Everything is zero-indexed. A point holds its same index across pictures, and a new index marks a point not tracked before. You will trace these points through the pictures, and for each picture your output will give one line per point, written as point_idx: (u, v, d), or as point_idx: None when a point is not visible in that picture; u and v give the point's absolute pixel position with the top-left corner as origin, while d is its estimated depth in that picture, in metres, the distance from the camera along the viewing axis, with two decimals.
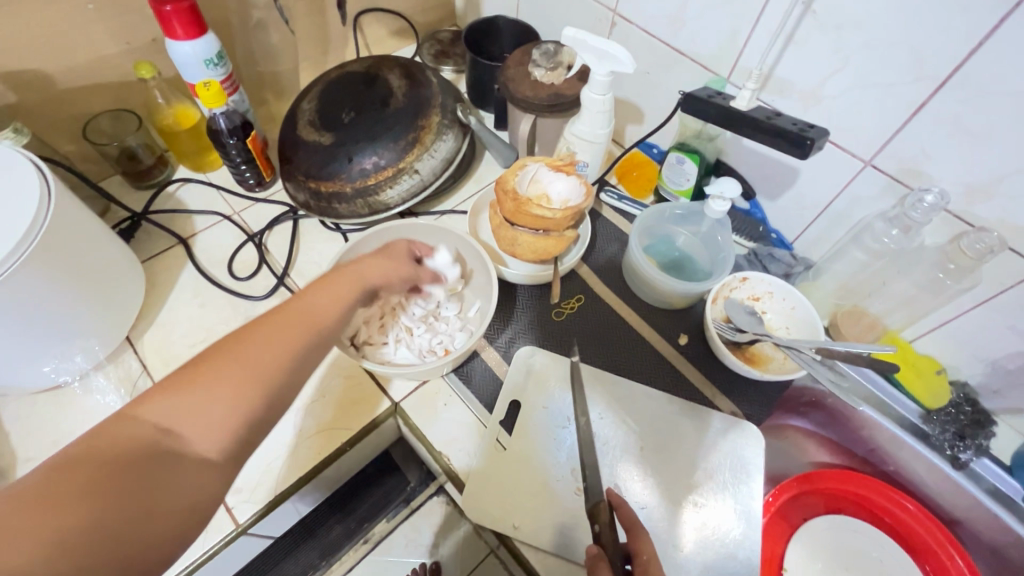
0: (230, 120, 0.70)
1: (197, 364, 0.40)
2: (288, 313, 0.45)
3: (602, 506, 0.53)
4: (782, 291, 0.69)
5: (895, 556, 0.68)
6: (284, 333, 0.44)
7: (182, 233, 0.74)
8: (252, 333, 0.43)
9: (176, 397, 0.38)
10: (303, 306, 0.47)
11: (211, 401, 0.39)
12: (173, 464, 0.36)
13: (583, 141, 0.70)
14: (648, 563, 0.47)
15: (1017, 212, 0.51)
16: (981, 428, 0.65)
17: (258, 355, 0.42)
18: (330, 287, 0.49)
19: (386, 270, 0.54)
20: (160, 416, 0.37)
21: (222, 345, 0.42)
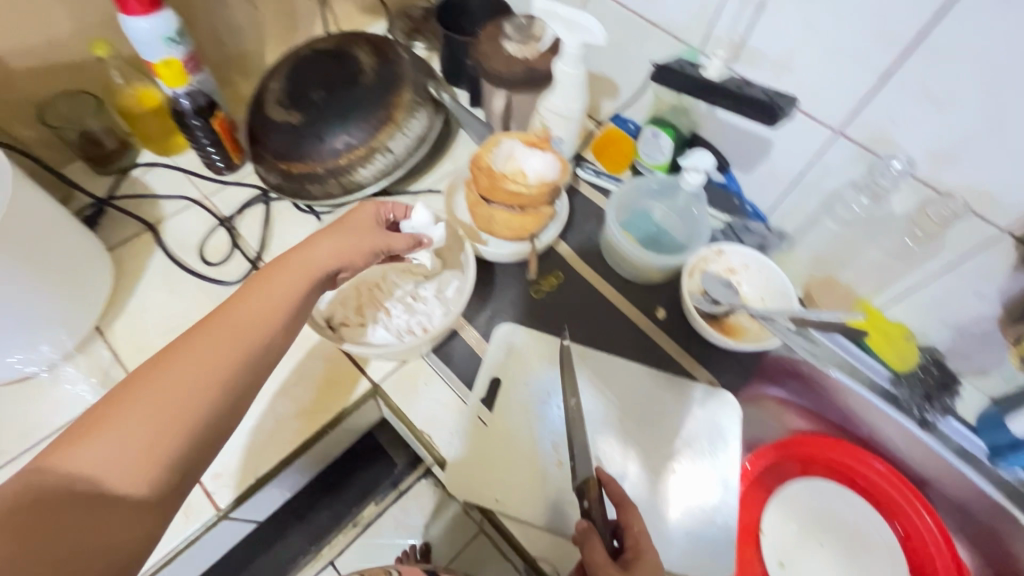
0: (194, 100, 0.68)
1: (118, 400, 0.40)
2: (216, 332, 0.44)
3: (592, 482, 0.52)
4: (757, 263, 0.71)
5: (867, 517, 0.70)
6: (213, 353, 0.43)
7: (149, 219, 0.72)
8: (178, 358, 0.42)
9: (96, 440, 0.38)
10: (230, 321, 0.45)
11: (135, 439, 0.38)
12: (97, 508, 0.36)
13: (558, 115, 0.69)
14: (637, 537, 0.49)
15: (980, 178, 0.53)
16: (947, 390, 0.67)
17: (181, 381, 0.41)
18: (261, 297, 0.48)
19: (330, 264, 0.52)
20: (83, 458, 0.37)
21: (143, 375, 0.41)
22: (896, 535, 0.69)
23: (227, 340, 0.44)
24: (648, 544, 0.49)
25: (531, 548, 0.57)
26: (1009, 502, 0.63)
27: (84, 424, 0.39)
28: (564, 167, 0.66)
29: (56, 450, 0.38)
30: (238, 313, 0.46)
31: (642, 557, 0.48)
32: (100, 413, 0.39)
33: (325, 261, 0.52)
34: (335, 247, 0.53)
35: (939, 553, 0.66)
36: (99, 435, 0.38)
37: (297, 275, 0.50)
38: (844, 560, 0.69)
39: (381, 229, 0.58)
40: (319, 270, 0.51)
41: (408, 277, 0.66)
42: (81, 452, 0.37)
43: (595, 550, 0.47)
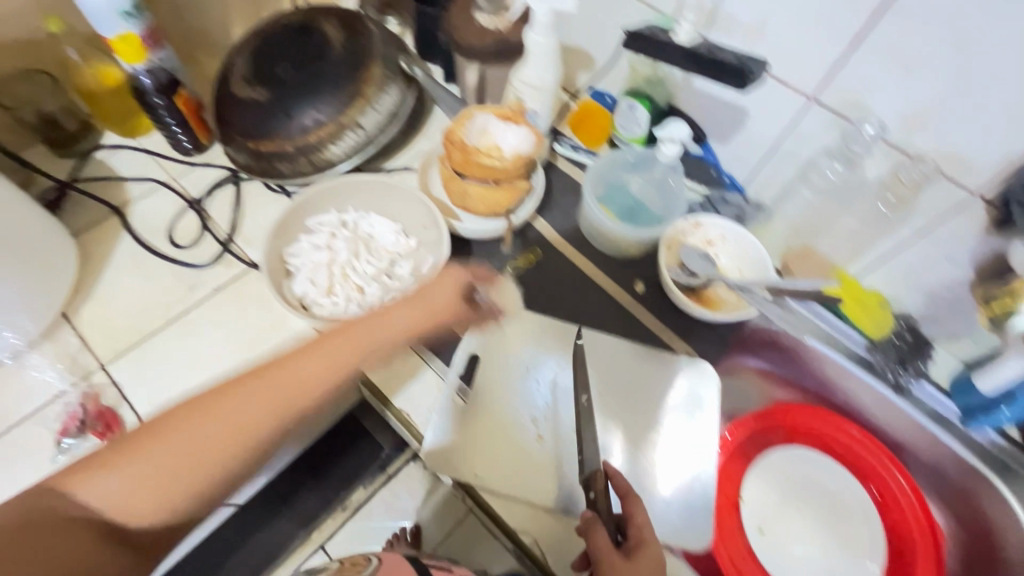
0: (155, 78, 0.66)
1: (156, 440, 0.46)
2: (253, 396, 0.48)
3: (598, 474, 0.54)
4: (735, 234, 0.71)
5: (844, 482, 0.72)
6: (237, 421, 0.47)
7: (115, 202, 0.70)
8: (215, 413, 0.47)
9: (123, 474, 0.44)
10: (270, 389, 0.49)
11: (145, 489, 0.44)
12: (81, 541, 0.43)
13: (531, 87, 0.68)
14: (642, 529, 0.50)
15: (950, 141, 0.53)
16: (920, 353, 0.68)
17: (204, 436, 0.46)
18: (306, 366, 0.50)
19: (382, 342, 0.55)
20: (105, 494, 0.44)
21: (185, 424, 0.46)
22: (872, 499, 0.70)
23: (259, 412, 0.48)
24: (654, 541, 0.49)
25: (513, 522, 0.57)
26: (981, 464, 0.64)
27: (126, 451, 0.45)
28: (539, 140, 0.65)
29: (94, 470, 0.44)
30: (280, 379, 0.50)
31: (646, 550, 0.48)
32: (140, 448, 0.45)
33: (378, 340, 0.55)
34: (393, 325, 0.56)
35: (913, 513, 0.67)
36: (128, 471, 0.44)
37: (348, 350, 0.52)
38: (821, 526, 0.70)
39: (457, 302, 0.60)
40: (372, 347, 0.54)
41: (385, 255, 0.66)
42: (109, 487, 0.44)
43: (599, 538, 0.49)
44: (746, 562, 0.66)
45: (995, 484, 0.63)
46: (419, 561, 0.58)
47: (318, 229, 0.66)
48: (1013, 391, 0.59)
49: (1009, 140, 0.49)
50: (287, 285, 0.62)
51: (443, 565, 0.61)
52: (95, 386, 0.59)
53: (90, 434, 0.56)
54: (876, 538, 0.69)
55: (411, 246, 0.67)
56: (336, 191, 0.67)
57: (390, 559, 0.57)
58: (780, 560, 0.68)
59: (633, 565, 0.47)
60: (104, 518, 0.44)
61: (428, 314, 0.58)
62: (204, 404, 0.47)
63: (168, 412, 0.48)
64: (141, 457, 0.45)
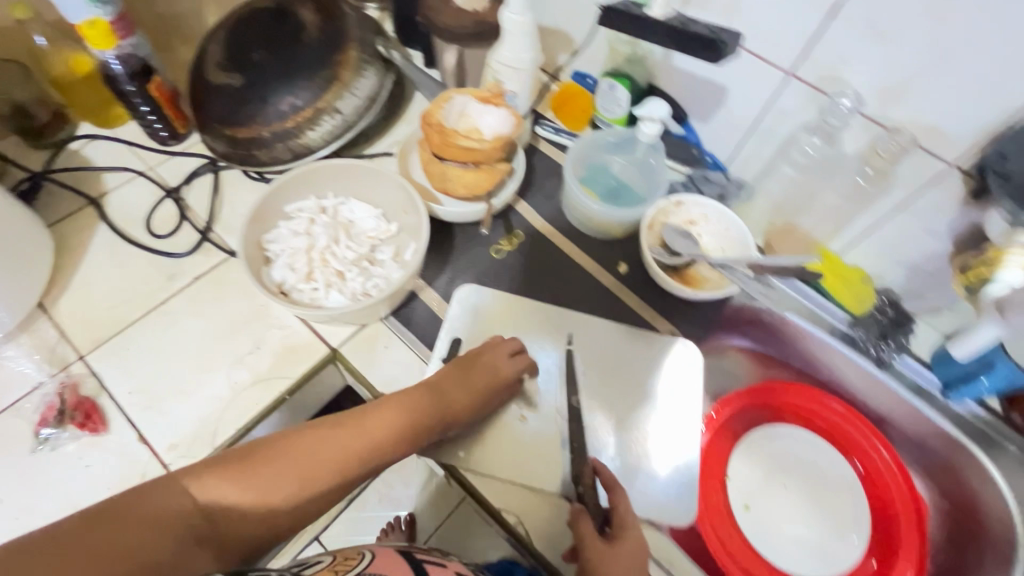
0: (127, 65, 0.65)
1: (258, 458, 0.44)
2: (350, 434, 0.49)
3: (585, 470, 0.57)
4: (716, 213, 0.71)
5: (829, 457, 0.72)
6: (332, 457, 0.47)
7: (92, 192, 0.70)
8: (314, 439, 0.47)
9: (226, 483, 0.42)
10: (364, 433, 0.49)
11: (233, 501, 0.41)
12: (178, 538, 0.38)
13: (508, 68, 0.67)
14: (622, 515, 0.53)
15: (927, 111, 0.53)
16: (901, 328, 0.68)
17: (306, 464, 0.45)
18: (398, 416, 0.52)
19: (460, 402, 0.56)
20: (202, 497, 0.40)
21: (291, 447, 0.46)
22: (857, 474, 0.71)
23: (351, 452, 0.48)
24: (633, 528, 0.53)
25: (497, 502, 0.57)
26: (963, 435, 0.64)
27: (230, 462, 0.43)
28: (518, 122, 0.65)
29: (196, 471, 0.41)
30: (374, 424, 0.50)
31: (626, 536, 0.52)
32: (243, 462, 0.43)
33: (457, 399, 0.56)
34: (472, 385, 0.57)
35: (896, 485, 0.68)
36: (226, 479, 0.42)
37: (431, 405, 0.54)
38: (806, 500, 0.71)
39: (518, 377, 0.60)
40: (449, 409, 0.55)
41: (366, 241, 0.66)
42: (200, 498, 0.40)
43: (585, 526, 0.52)
44: (730, 536, 0.67)
45: (977, 454, 0.64)
46: (413, 554, 0.53)
47: (297, 215, 0.65)
48: (993, 363, 0.60)
49: (984, 110, 0.49)
50: (266, 271, 0.61)
51: (437, 557, 0.55)
52: (74, 376, 0.58)
53: (69, 425, 0.55)
54: (861, 512, 0.69)
55: (392, 232, 0.67)
56: (312, 176, 0.66)
57: (383, 553, 0.51)
58: (764, 534, 0.69)
59: (615, 551, 0.50)
60: (201, 522, 0.39)
61: (490, 385, 0.58)
62: (307, 436, 0.47)
63: (271, 439, 0.46)
64: (240, 477, 0.42)
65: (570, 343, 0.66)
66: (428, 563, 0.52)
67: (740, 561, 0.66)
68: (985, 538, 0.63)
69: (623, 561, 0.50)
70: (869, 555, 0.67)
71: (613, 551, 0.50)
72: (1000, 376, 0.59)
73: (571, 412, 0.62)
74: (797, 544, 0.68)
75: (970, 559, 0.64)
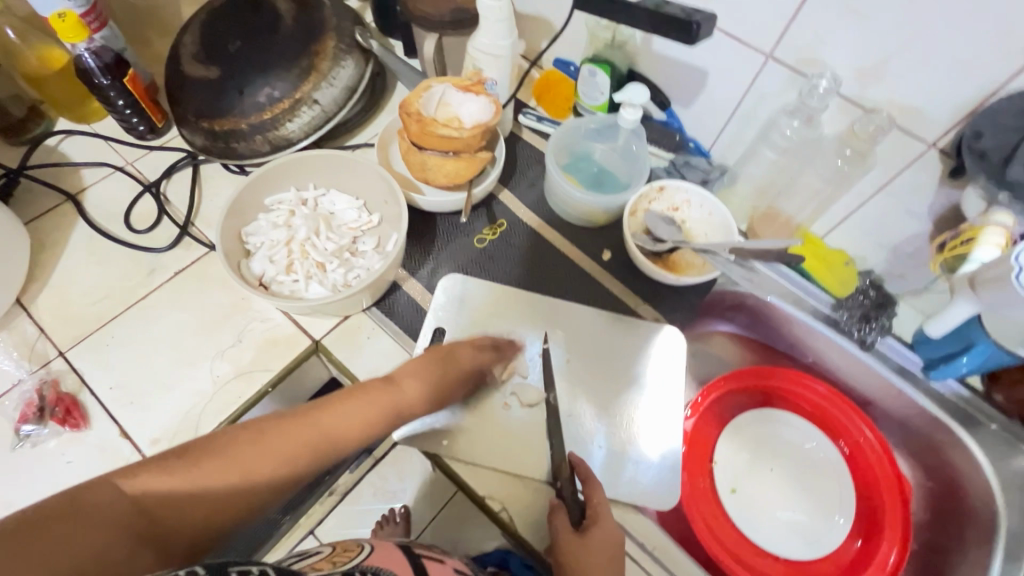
0: (99, 58, 0.63)
1: (200, 454, 0.40)
2: (307, 425, 0.44)
3: (563, 464, 0.56)
4: (699, 198, 0.71)
5: (814, 438, 0.73)
6: (284, 448, 0.42)
7: (70, 189, 0.69)
8: (262, 430, 0.43)
9: (166, 479, 0.38)
10: (318, 424, 0.45)
11: (176, 496, 0.38)
12: (117, 534, 0.34)
13: (487, 55, 0.67)
14: (597, 507, 0.52)
15: (904, 90, 0.52)
16: (884, 309, 0.67)
17: (257, 459, 0.41)
18: (357, 407, 0.48)
19: (422, 392, 0.53)
20: (141, 494, 0.37)
21: (236, 439, 0.41)
22: (841, 455, 0.71)
23: (305, 444, 0.43)
24: (611, 520, 0.52)
25: (481, 490, 0.58)
26: (944, 415, 0.65)
27: (168, 458, 0.39)
28: (498, 109, 0.63)
29: (134, 469, 0.37)
30: (329, 415, 0.46)
31: (600, 529, 0.51)
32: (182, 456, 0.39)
33: (417, 390, 0.53)
34: (431, 374, 0.55)
35: (880, 466, 0.68)
36: (166, 475, 0.38)
37: (392, 395, 0.51)
38: (793, 482, 0.72)
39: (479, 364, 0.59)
40: (410, 399, 0.52)
41: (347, 232, 0.65)
42: (137, 493, 0.37)
43: (558, 522, 0.52)
44: (715, 518, 0.68)
45: (957, 433, 0.64)
46: (411, 548, 0.47)
47: (277, 207, 0.65)
48: (972, 341, 0.57)
49: (960, 88, 0.49)
50: (246, 264, 0.61)
51: (435, 553, 0.49)
52: (54, 373, 0.58)
53: (49, 421, 0.55)
54: (846, 494, 0.70)
55: (373, 223, 0.67)
56: (290, 168, 0.65)
57: (383, 546, 0.45)
58: (751, 516, 0.69)
59: (587, 542, 0.50)
60: (141, 518, 0.36)
61: (450, 373, 0.56)
62: (254, 429, 0.43)
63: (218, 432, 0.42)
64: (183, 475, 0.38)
65: (547, 343, 0.65)
66: (428, 558, 0.46)
67: (725, 543, 0.67)
68: (965, 516, 0.64)
69: (597, 556, 0.49)
70: (853, 536, 0.68)
71: (584, 542, 0.50)
72: (979, 354, 0.57)
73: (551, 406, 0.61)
74: (783, 526, 0.69)
75: (951, 538, 0.64)
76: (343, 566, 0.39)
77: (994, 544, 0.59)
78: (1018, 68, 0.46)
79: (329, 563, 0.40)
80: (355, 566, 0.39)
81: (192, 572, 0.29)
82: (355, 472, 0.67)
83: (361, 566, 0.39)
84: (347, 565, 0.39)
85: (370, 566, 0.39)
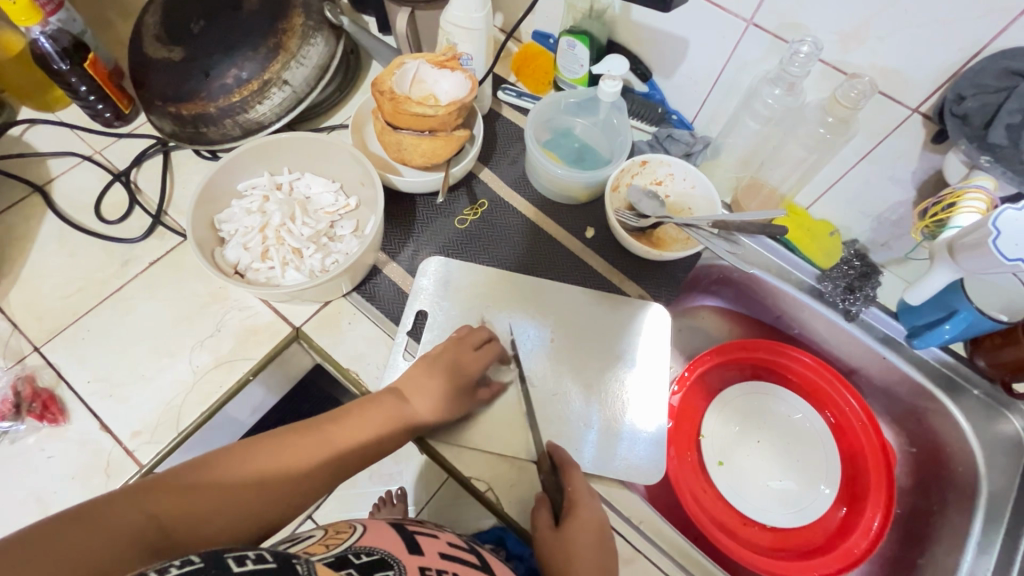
0: (57, 42, 0.61)
1: (217, 467, 0.40)
2: (312, 438, 0.46)
3: (541, 455, 0.58)
4: (682, 171, 0.69)
5: (800, 408, 0.73)
6: (296, 462, 0.44)
7: (37, 180, 0.67)
8: (275, 446, 0.43)
9: (184, 492, 0.37)
10: (324, 436, 0.47)
11: (192, 508, 0.37)
12: (134, 546, 0.34)
13: (460, 28, 0.65)
14: (574, 495, 0.53)
15: (885, 54, 0.51)
16: (868, 279, 0.66)
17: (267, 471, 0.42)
18: (365, 421, 0.49)
19: (429, 406, 0.54)
20: (158, 508, 0.36)
21: (249, 451, 0.42)
22: (827, 424, 0.72)
23: (316, 457, 0.45)
24: (587, 502, 0.53)
25: (468, 471, 0.57)
26: (928, 381, 0.65)
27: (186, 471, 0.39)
28: (473, 84, 0.62)
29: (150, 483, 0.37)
30: (339, 430, 0.48)
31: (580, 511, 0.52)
32: (198, 468, 0.39)
33: (426, 404, 0.54)
34: (438, 383, 0.55)
35: (865, 434, 0.68)
36: (184, 487, 0.38)
37: (400, 409, 0.52)
38: (779, 452, 0.72)
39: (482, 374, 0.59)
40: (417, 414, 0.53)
41: (323, 217, 0.64)
42: (155, 506, 0.36)
43: (540, 520, 0.52)
44: (702, 490, 0.69)
45: (940, 400, 0.65)
46: (403, 525, 0.45)
47: (250, 192, 0.64)
48: (954, 308, 0.57)
49: (944, 49, 0.48)
50: (220, 252, 0.60)
51: (428, 529, 0.47)
52: (30, 368, 0.57)
53: (27, 416, 0.54)
54: (831, 462, 0.71)
55: (351, 206, 0.65)
56: (260, 152, 0.63)
57: (376, 525, 0.43)
58: (737, 487, 0.70)
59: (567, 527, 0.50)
60: (157, 530, 0.35)
61: (456, 379, 0.56)
62: (266, 443, 0.43)
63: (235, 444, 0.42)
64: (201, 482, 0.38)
65: (529, 326, 0.65)
66: (420, 534, 0.44)
67: (712, 513, 0.68)
68: (946, 480, 0.65)
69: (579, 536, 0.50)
70: (838, 504, 0.69)
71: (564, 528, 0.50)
72: (962, 321, 0.57)
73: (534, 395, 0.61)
74: (771, 494, 0.70)
75: (932, 501, 0.65)
76: (337, 548, 0.37)
77: (975, 507, 0.60)
78: (1003, 27, 0.45)
79: (322, 546, 0.38)
80: (348, 547, 0.37)
81: (188, 560, 0.26)
82: None
83: (353, 547, 0.37)
84: (340, 547, 0.37)
85: (363, 547, 0.38)
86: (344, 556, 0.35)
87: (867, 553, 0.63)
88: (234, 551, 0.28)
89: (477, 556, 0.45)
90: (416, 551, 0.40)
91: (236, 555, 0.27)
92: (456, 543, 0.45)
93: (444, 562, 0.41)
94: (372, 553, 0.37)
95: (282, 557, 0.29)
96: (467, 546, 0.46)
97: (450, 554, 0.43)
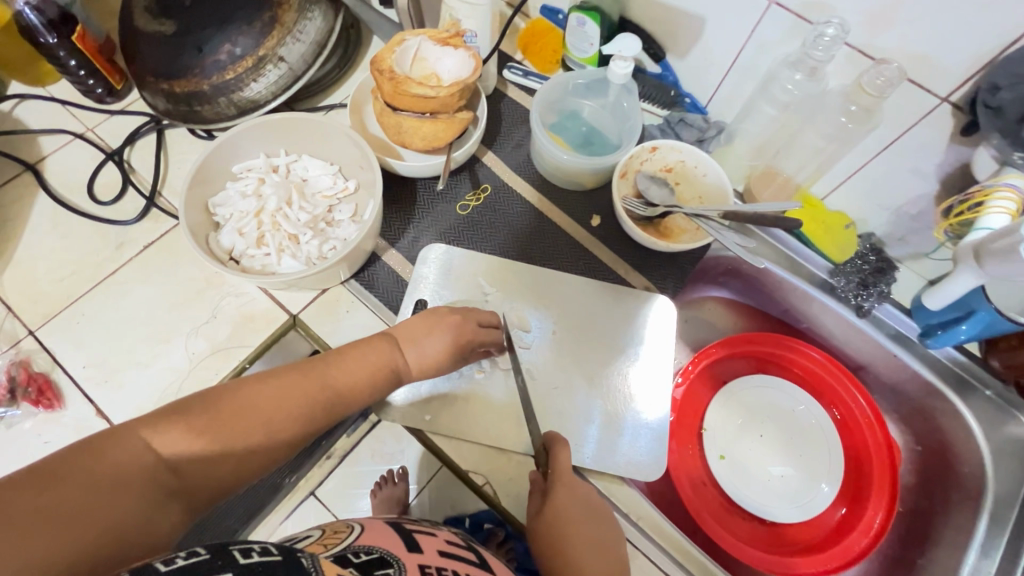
0: (43, 13, 0.59)
1: (215, 406, 0.39)
2: (312, 379, 0.44)
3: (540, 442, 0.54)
4: (694, 157, 0.66)
5: (807, 404, 0.72)
6: (290, 404, 0.42)
7: (29, 158, 0.66)
8: (273, 388, 0.42)
9: (189, 434, 0.37)
10: (327, 377, 0.45)
11: (203, 453, 0.37)
12: (149, 490, 0.34)
13: (466, 5, 0.62)
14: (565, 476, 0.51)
15: (917, 39, 0.48)
16: (883, 275, 0.65)
17: (270, 415, 0.40)
18: (360, 365, 0.47)
19: (423, 362, 0.51)
20: (165, 449, 0.36)
21: (256, 389, 0.41)
22: (833, 421, 0.71)
23: (318, 399, 0.43)
24: (577, 483, 0.51)
25: (464, 464, 0.57)
26: (939, 381, 0.63)
27: (179, 411, 0.38)
28: (477, 64, 0.58)
29: (149, 421, 0.36)
30: (338, 372, 0.45)
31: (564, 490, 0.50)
32: (204, 409, 0.38)
33: (419, 360, 0.51)
34: (436, 343, 0.51)
35: (871, 432, 0.67)
36: (187, 428, 0.37)
37: (393, 359, 0.49)
38: (783, 447, 0.71)
39: (477, 327, 0.55)
40: (408, 368, 0.50)
41: (321, 201, 0.62)
42: (164, 448, 0.36)
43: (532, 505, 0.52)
44: (702, 483, 0.69)
45: (951, 399, 0.63)
46: (401, 523, 0.45)
47: (246, 174, 0.62)
48: (973, 308, 0.55)
49: (978, 34, 0.45)
50: (214, 238, 0.59)
51: (427, 526, 0.47)
52: (24, 353, 0.57)
53: (22, 402, 0.54)
54: (835, 459, 0.70)
55: (350, 189, 0.63)
56: (261, 131, 0.61)
57: (373, 523, 0.44)
58: (740, 480, 0.69)
59: (556, 509, 0.49)
60: (168, 474, 0.35)
61: (458, 343, 0.52)
62: (264, 383, 0.42)
63: (240, 382, 0.41)
64: (204, 426, 0.38)
65: (532, 318, 0.63)
66: (418, 533, 0.44)
67: (706, 506, 0.67)
68: (951, 480, 0.64)
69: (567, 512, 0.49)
70: (838, 503, 0.68)
71: (550, 512, 0.49)
72: (980, 321, 0.55)
73: (538, 389, 0.61)
74: (772, 488, 0.69)
75: (935, 501, 0.65)
76: (336, 548, 0.37)
77: (980, 508, 0.59)
78: None
79: (321, 546, 0.38)
80: (347, 547, 0.38)
81: (193, 553, 0.26)
82: (352, 434, 0.59)
83: (353, 546, 0.38)
84: (339, 546, 0.38)
85: (362, 546, 0.38)
86: (344, 555, 0.36)
87: (866, 551, 0.63)
88: (240, 542, 0.28)
89: (476, 553, 0.45)
90: (415, 549, 0.40)
91: (242, 546, 0.27)
92: (454, 541, 0.45)
93: (444, 559, 0.41)
94: (372, 552, 0.37)
95: (286, 550, 0.29)
96: (465, 544, 0.46)
97: (449, 552, 0.42)
